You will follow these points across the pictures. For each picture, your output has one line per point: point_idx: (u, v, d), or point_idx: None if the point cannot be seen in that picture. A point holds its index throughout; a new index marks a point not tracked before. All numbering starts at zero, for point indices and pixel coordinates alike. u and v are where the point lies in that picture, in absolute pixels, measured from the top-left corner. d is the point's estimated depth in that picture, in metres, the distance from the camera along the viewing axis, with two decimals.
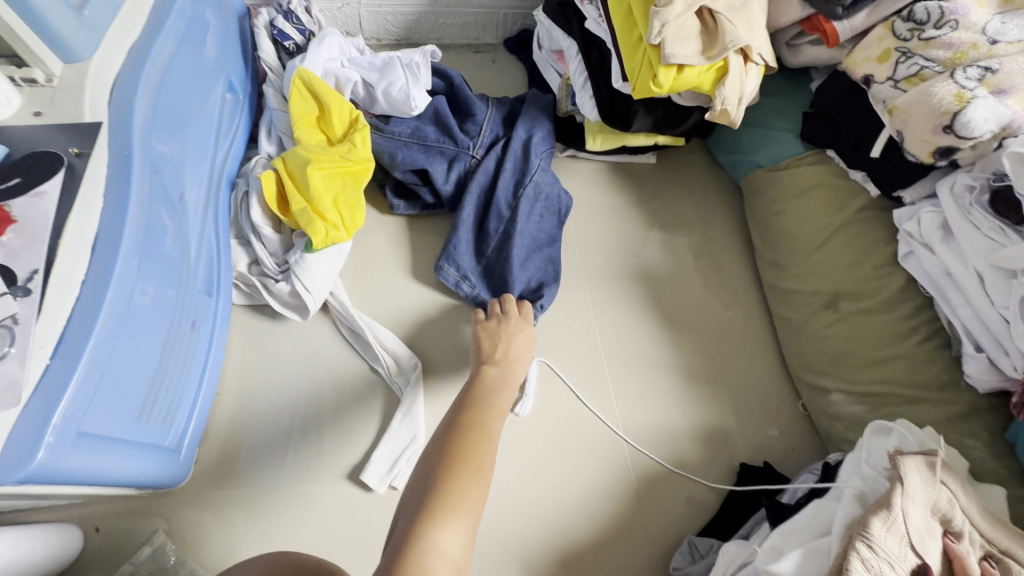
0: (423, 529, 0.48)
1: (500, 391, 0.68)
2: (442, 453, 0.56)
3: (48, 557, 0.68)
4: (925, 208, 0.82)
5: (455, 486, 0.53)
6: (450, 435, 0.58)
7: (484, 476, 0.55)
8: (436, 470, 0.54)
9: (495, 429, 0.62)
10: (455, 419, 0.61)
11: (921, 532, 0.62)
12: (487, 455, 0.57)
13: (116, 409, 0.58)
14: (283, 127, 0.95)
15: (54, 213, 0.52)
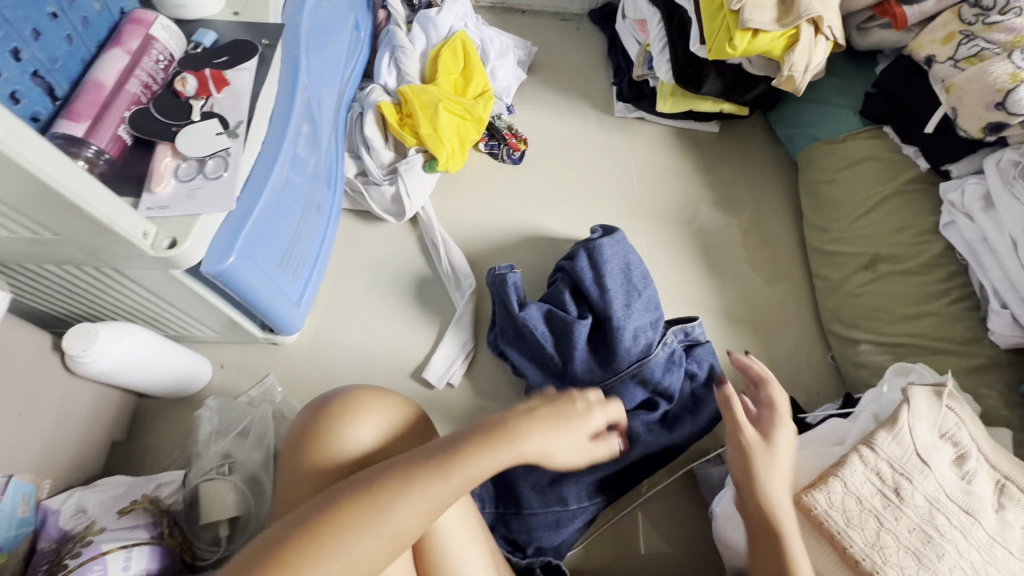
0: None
1: (440, 482, 0.49)
2: (310, 518, 0.46)
3: (192, 374, 0.83)
4: (970, 180, 0.88)
5: (297, 571, 0.43)
6: (332, 503, 0.47)
7: (342, 572, 0.44)
8: (293, 531, 0.45)
9: (388, 529, 0.46)
10: (356, 482, 0.48)
11: (927, 445, 0.67)
12: (351, 554, 0.45)
13: (271, 249, 0.74)
14: (396, 63, 1.09)
15: (251, 84, 0.67)
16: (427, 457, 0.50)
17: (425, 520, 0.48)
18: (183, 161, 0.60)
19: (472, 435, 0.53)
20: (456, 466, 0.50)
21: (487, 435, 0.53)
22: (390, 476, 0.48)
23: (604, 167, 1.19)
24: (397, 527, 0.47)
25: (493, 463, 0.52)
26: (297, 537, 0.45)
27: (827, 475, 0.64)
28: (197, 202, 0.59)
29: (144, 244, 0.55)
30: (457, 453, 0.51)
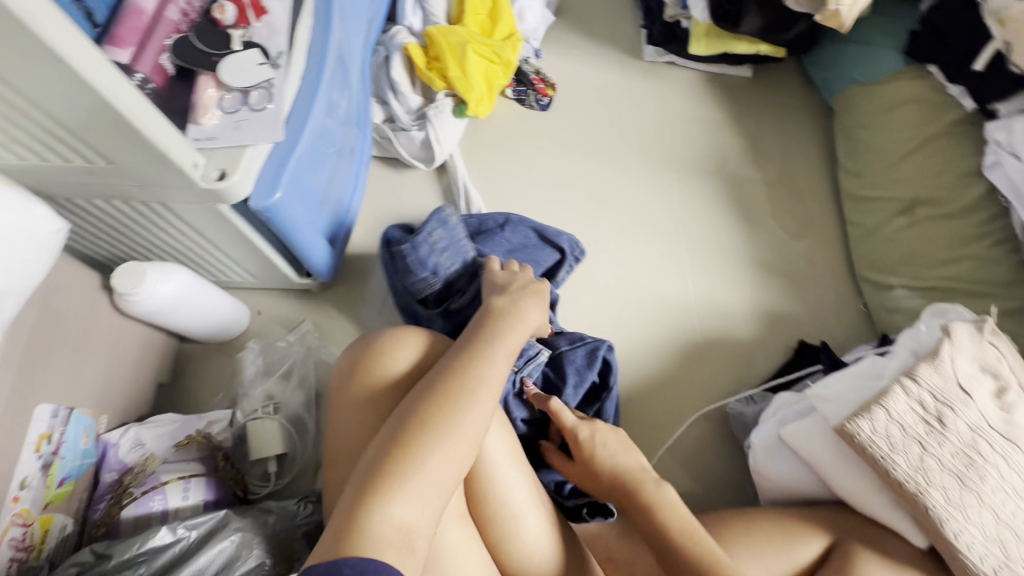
0: (372, 504, 0.44)
1: (491, 365, 0.55)
2: (401, 429, 0.49)
3: (233, 318, 0.83)
4: (1020, 118, 0.85)
5: (412, 473, 0.47)
6: (417, 417, 0.50)
7: (450, 467, 0.48)
8: (392, 444, 0.48)
9: (472, 420, 0.51)
10: (426, 393, 0.51)
11: (968, 377, 0.68)
12: (452, 450, 0.49)
13: (312, 191, 0.73)
14: (421, 4, 1.06)
15: (287, 14, 0.65)
16: (468, 354, 0.56)
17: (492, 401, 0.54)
18: (227, 92, 0.59)
19: (489, 323, 0.60)
20: (494, 350, 0.57)
21: (495, 324, 0.60)
22: (455, 378, 0.53)
23: (634, 114, 1.16)
24: (478, 418, 0.51)
25: (514, 341, 0.60)
26: (397, 447, 0.48)
27: (871, 405, 0.65)
28: (243, 133, 0.58)
29: (194, 174, 0.55)
30: (490, 341, 0.57)
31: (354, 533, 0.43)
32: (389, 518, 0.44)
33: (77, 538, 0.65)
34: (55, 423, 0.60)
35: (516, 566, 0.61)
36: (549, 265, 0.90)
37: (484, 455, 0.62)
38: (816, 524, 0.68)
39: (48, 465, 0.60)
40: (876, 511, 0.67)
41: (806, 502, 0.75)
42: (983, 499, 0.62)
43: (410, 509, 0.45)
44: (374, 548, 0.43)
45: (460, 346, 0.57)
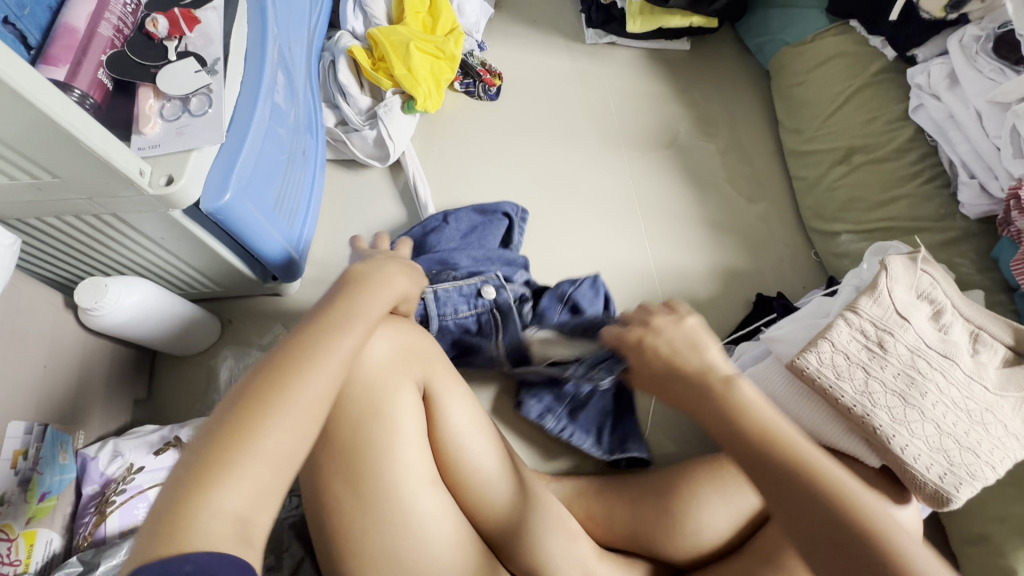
0: (192, 494, 0.38)
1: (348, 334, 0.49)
2: (236, 408, 0.42)
3: (204, 328, 0.85)
4: (936, 61, 0.91)
5: (243, 455, 0.40)
6: (254, 393, 0.43)
7: (293, 446, 0.42)
8: (219, 429, 0.41)
9: (314, 392, 0.44)
10: (266, 366, 0.45)
11: (905, 304, 0.71)
12: (289, 428, 0.42)
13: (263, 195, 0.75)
14: (362, 7, 1.09)
15: (222, 24, 0.67)
16: (322, 320, 0.49)
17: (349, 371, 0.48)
18: (167, 101, 0.61)
19: (351, 287, 0.54)
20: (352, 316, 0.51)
21: (361, 288, 0.55)
22: (302, 345, 0.46)
23: (581, 96, 1.20)
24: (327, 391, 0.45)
25: (379, 304, 0.54)
26: (227, 434, 0.41)
27: (816, 338, 0.69)
28: (186, 138, 0.60)
29: (142, 181, 0.56)
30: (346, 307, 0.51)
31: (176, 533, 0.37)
32: (219, 515, 0.38)
33: (66, 552, 0.66)
34: (29, 439, 0.63)
35: (491, 524, 0.67)
36: (501, 233, 0.94)
37: (447, 425, 0.66)
38: None
39: (27, 480, 0.63)
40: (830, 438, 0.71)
41: None
42: (926, 414, 0.65)
43: (240, 496, 0.40)
44: (203, 545, 0.37)
45: (316, 310, 0.51)
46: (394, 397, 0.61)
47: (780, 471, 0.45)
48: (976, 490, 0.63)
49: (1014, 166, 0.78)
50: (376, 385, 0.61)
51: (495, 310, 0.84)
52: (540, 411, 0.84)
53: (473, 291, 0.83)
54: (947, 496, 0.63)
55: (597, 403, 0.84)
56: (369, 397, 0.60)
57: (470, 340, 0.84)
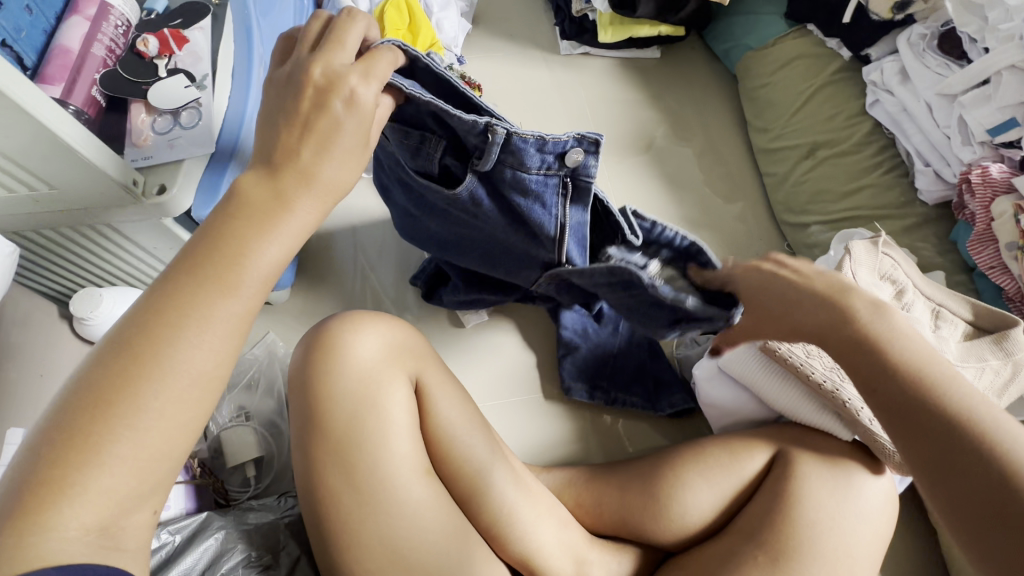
0: (28, 508, 0.35)
1: (222, 303, 0.41)
2: (80, 406, 0.37)
3: None
4: (887, 59, 0.97)
5: (81, 469, 0.36)
6: (105, 381, 0.38)
7: (149, 453, 0.38)
8: (57, 433, 0.37)
9: (176, 386, 0.39)
10: (114, 349, 0.39)
11: (869, 285, 0.75)
12: (148, 429, 0.38)
13: None
14: None
15: (209, 42, 0.70)
16: (195, 283, 0.41)
17: (223, 356, 0.42)
18: (158, 115, 0.64)
19: (242, 223, 0.43)
20: (237, 275, 0.42)
21: (255, 225, 0.44)
22: (159, 322, 0.40)
23: (558, 104, 1.24)
24: (187, 377, 0.40)
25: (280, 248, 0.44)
26: (68, 437, 0.37)
27: None
28: (179, 150, 0.63)
29: (135, 191, 0.59)
30: (228, 260, 0.42)
31: (16, 555, 0.34)
32: (66, 537, 0.35)
33: None
34: (28, 447, 0.62)
35: (484, 517, 0.67)
36: None
37: (440, 417, 0.68)
38: (760, 437, 0.75)
39: None
40: (806, 416, 0.74)
41: (750, 425, 0.81)
42: None
43: (86, 518, 0.36)
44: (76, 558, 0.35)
45: (179, 262, 0.42)
46: (387, 391, 0.64)
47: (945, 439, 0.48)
48: None
49: (964, 153, 0.85)
50: (367, 380, 0.63)
51: (566, 177, 0.60)
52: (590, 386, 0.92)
53: (557, 147, 0.58)
54: None
55: (637, 364, 0.94)
56: (360, 391, 0.62)
57: (519, 210, 0.64)
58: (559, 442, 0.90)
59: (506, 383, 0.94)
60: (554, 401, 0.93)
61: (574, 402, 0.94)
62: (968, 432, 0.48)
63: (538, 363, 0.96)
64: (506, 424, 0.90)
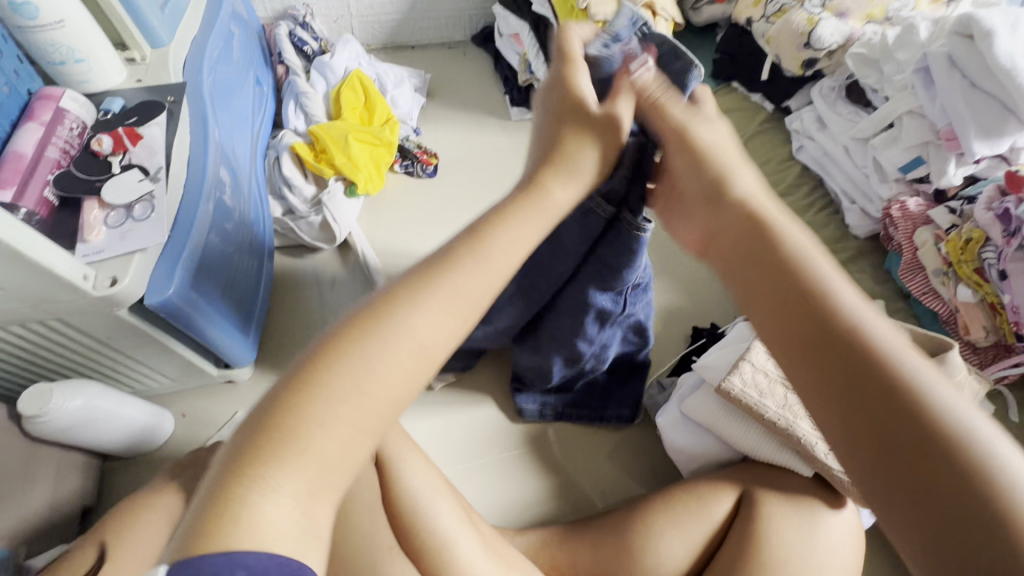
0: (249, 467, 0.35)
1: (463, 279, 0.43)
2: (316, 359, 0.39)
3: (148, 427, 0.84)
4: (805, 109, 1.06)
5: (309, 423, 0.37)
6: (347, 338, 0.40)
7: (365, 419, 0.38)
8: (290, 386, 0.38)
9: (402, 352, 0.40)
10: (353, 316, 0.41)
11: None
12: (379, 395, 0.39)
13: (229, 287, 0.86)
14: (302, 108, 1.19)
15: (164, 136, 0.74)
16: (444, 260, 0.44)
17: (447, 333, 0.42)
18: (111, 210, 0.66)
19: (495, 218, 0.47)
20: (482, 251, 0.45)
21: (518, 205, 0.48)
22: (400, 293, 0.42)
23: (513, 163, 1.29)
24: (413, 344, 0.41)
25: (529, 232, 0.47)
26: (301, 394, 0.38)
27: (738, 361, 0.74)
28: (130, 241, 0.65)
29: (86, 285, 0.60)
30: (472, 243, 0.45)
31: None
32: (278, 505, 0.35)
33: None
34: None
35: None
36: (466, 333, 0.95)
37: (405, 478, 0.67)
38: (725, 478, 0.75)
39: None
40: (768, 455, 0.74)
41: (718, 466, 0.81)
42: None
43: (297, 477, 0.36)
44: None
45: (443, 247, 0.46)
46: None
47: (885, 402, 0.35)
48: None
49: (882, 189, 0.93)
50: None
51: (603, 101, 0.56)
52: (539, 409, 0.95)
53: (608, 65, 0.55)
54: None
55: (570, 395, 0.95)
56: None
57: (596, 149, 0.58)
58: (534, 500, 0.89)
59: (476, 444, 0.93)
60: (526, 457, 0.93)
61: (546, 457, 0.93)
62: (901, 395, 0.35)
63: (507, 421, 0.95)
64: (477, 487, 0.89)
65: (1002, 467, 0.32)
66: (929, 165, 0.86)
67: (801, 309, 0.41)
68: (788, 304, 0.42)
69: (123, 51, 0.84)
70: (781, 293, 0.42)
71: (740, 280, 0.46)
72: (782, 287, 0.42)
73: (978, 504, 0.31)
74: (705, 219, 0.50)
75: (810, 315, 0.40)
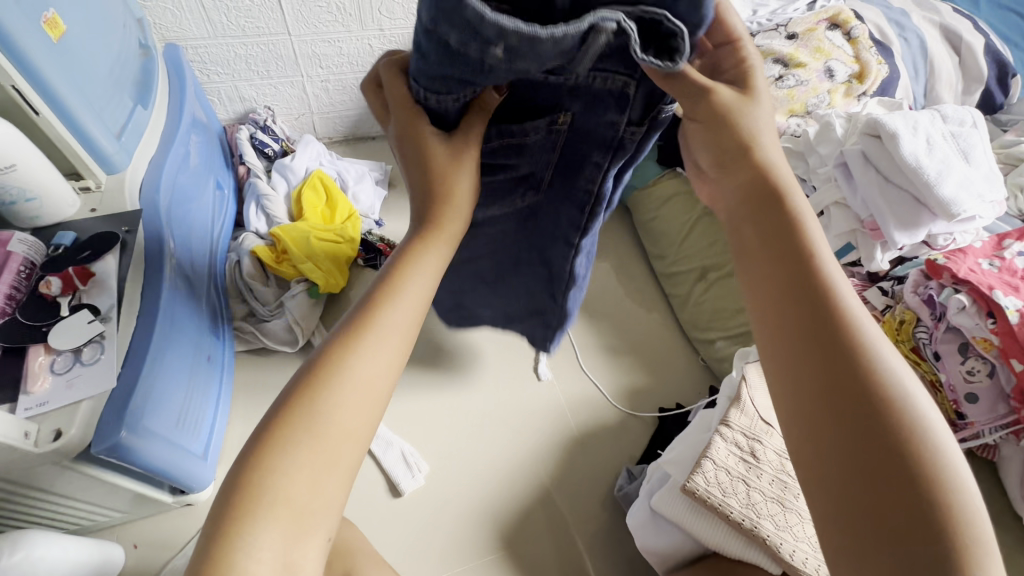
0: (224, 534, 0.36)
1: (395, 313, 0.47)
2: (273, 417, 0.41)
3: (97, 566, 0.80)
4: None
5: (270, 474, 0.39)
6: (300, 386, 0.43)
7: (321, 459, 0.40)
8: (259, 441, 0.40)
9: (350, 392, 0.43)
10: (308, 364, 0.44)
11: (767, 409, 0.81)
12: (335, 437, 0.41)
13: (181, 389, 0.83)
14: (263, 209, 1.21)
15: (117, 270, 0.74)
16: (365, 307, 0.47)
17: (388, 365, 0.46)
18: (57, 355, 0.65)
19: (405, 259, 0.50)
20: (396, 289, 0.48)
21: (414, 252, 0.50)
22: (348, 335, 0.45)
23: None
24: (359, 383, 0.44)
25: (425, 285, 0.50)
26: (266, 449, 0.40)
27: (700, 459, 0.75)
28: (77, 389, 0.64)
29: (26, 444, 0.59)
30: (387, 284, 0.49)
31: None
32: (258, 560, 0.36)
33: None
34: None
35: None
36: None
37: None
38: None
39: None
40: (739, 554, 0.74)
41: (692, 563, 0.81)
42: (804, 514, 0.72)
43: (271, 532, 0.37)
44: None
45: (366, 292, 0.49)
46: None
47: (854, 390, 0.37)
48: None
49: None
50: None
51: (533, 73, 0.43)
52: None
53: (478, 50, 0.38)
54: None
55: None
56: None
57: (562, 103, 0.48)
58: None
59: (447, 551, 0.91)
60: (501, 560, 0.90)
61: (522, 558, 0.91)
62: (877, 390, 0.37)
63: (480, 524, 0.93)
64: None
65: (927, 429, 0.36)
66: (859, 250, 0.94)
67: (807, 279, 0.42)
68: (792, 275, 0.43)
69: (77, 180, 0.85)
70: (783, 245, 0.44)
71: (739, 238, 0.48)
72: (793, 258, 0.43)
73: (908, 469, 0.35)
74: (713, 178, 0.51)
75: (799, 278, 0.43)
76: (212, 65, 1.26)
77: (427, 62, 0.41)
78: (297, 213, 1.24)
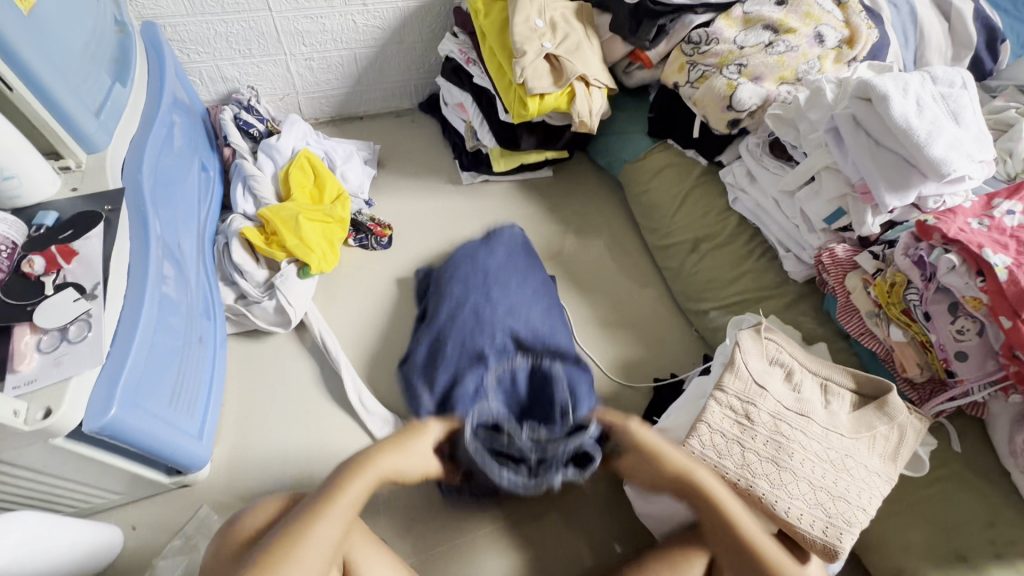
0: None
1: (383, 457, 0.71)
2: (298, 522, 0.65)
3: (96, 547, 0.79)
4: (735, 164, 1.13)
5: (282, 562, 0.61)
6: (303, 518, 0.66)
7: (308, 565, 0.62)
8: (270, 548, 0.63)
9: (320, 537, 0.64)
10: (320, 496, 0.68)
11: (761, 373, 0.81)
12: (309, 562, 0.63)
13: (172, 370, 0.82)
14: (250, 191, 1.19)
15: (101, 248, 0.73)
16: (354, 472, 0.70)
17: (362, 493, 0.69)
18: (44, 334, 0.64)
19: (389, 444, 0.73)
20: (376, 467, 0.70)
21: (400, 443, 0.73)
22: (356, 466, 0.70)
23: (466, 227, 1.31)
24: (329, 528, 0.65)
25: (359, 492, 0.69)
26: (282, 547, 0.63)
27: (695, 423, 0.76)
28: (64, 367, 0.62)
29: (16, 422, 0.58)
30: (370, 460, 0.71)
31: None
32: None
33: None
34: None
35: None
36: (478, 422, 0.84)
37: None
38: (694, 538, 0.75)
39: None
40: None
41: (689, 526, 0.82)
42: (798, 473, 0.72)
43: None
44: None
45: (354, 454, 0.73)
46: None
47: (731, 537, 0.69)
48: (855, 535, 0.69)
49: (812, 238, 0.99)
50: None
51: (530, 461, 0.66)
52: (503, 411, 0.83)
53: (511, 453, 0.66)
54: (835, 549, 0.69)
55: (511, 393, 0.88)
56: None
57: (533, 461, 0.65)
58: None
59: (445, 524, 0.91)
60: (500, 531, 0.91)
61: (521, 529, 0.92)
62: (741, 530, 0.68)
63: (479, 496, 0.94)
64: (449, 569, 0.87)
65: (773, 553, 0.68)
66: (850, 215, 0.93)
67: (708, 500, 0.69)
68: (710, 518, 0.70)
69: (56, 160, 0.83)
70: (688, 480, 0.70)
71: (638, 474, 0.74)
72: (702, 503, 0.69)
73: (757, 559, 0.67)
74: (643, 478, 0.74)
75: (723, 530, 0.69)
76: (192, 44, 1.23)
77: (486, 458, 0.66)
78: (284, 193, 1.22)
